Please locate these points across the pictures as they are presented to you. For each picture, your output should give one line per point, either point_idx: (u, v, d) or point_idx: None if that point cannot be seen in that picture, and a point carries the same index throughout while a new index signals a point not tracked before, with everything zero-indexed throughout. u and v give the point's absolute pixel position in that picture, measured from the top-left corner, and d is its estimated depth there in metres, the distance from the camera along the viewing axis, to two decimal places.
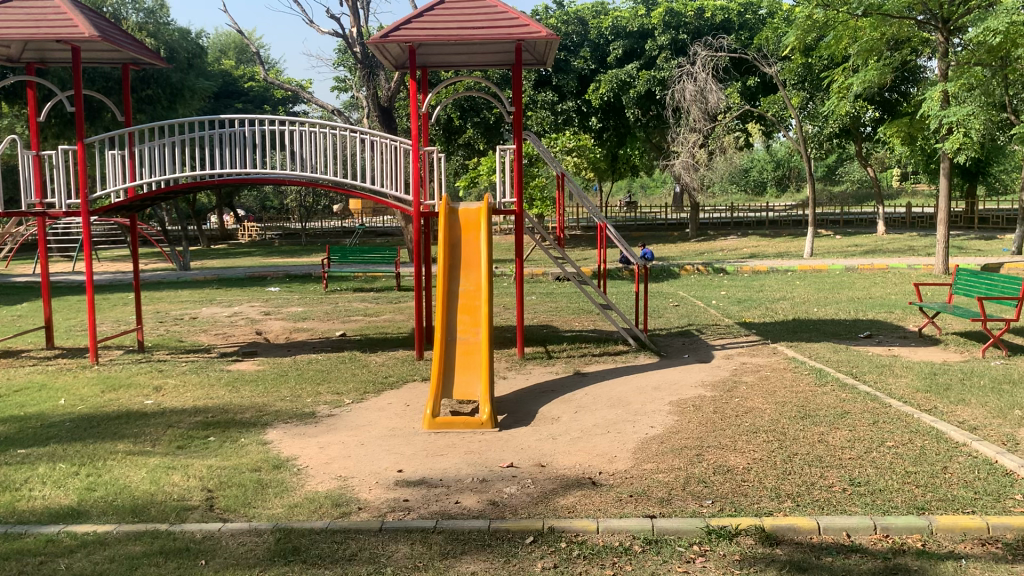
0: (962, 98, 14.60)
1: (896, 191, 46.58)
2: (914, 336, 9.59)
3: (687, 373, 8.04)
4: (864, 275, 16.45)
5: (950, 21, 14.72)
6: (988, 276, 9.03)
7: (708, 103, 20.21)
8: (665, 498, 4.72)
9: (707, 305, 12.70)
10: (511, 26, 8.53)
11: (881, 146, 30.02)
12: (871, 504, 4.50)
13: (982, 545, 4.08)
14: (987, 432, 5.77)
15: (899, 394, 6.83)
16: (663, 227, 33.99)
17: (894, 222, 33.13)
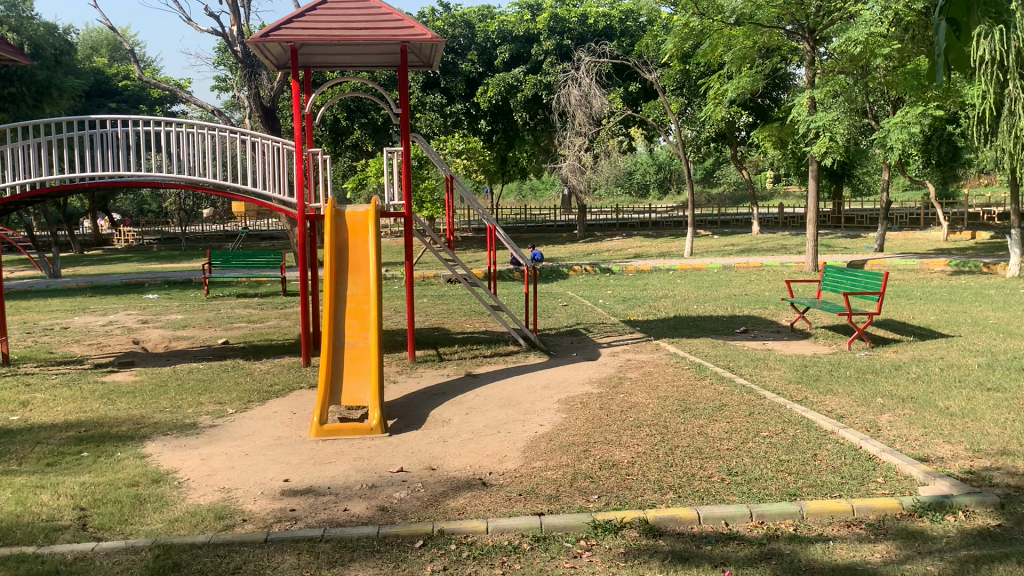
0: (827, 105, 15.41)
1: (770, 193, 48.74)
2: (787, 330, 10.08)
3: (575, 371, 8.19)
4: (740, 273, 17.12)
5: (815, 31, 15.56)
6: (852, 272, 9.55)
7: (592, 108, 20.56)
8: (554, 495, 4.80)
9: (593, 305, 12.96)
10: (396, 28, 8.47)
11: (755, 150, 31.35)
12: (747, 492, 4.70)
13: (848, 526, 4.33)
14: (853, 419, 6.12)
15: (773, 386, 7.17)
16: (551, 229, 34.44)
17: (769, 222, 34.63)
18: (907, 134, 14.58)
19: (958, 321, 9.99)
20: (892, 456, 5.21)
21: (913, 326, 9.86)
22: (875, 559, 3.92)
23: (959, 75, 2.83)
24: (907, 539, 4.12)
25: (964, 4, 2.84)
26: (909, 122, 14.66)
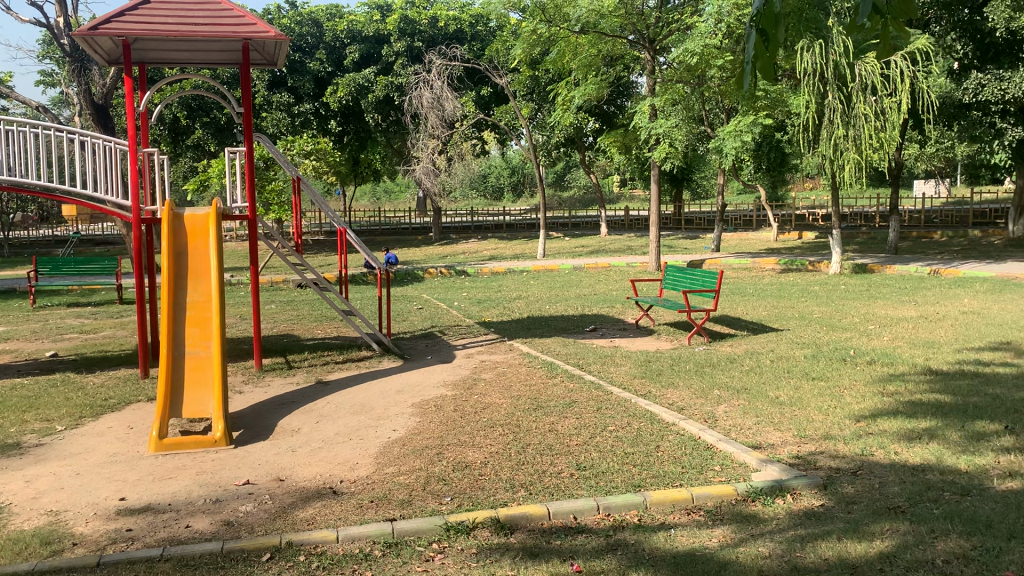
0: (667, 112, 16.11)
1: (618, 196, 50.36)
2: (633, 327, 10.47)
3: (428, 374, 8.18)
4: (590, 273, 17.63)
5: (655, 41, 16.25)
6: (690, 271, 10.02)
7: (445, 111, 20.52)
8: (406, 500, 4.77)
9: (447, 307, 12.97)
10: (237, 25, 8.19)
11: (603, 155, 32.34)
12: (595, 486, 4.84)
13: (688, 514, 4.53)
14: (693, 411, 6.43)
15: (620, 381, 7.42)
16: (406, 232, 34.23)
17: (617, 224, 35.82)
18: (740, 142, 15.47)
19: (787, 316, 10.68)
20: (728, 445, 5.50)
21: (747, 321, 10.46)
22: (713, 543, 4.13)
23: (766, 83, 3.09)
24: (742, 523, 4.36)
25: (773, 15, 3.09)
26: (742, 129, 15.53)
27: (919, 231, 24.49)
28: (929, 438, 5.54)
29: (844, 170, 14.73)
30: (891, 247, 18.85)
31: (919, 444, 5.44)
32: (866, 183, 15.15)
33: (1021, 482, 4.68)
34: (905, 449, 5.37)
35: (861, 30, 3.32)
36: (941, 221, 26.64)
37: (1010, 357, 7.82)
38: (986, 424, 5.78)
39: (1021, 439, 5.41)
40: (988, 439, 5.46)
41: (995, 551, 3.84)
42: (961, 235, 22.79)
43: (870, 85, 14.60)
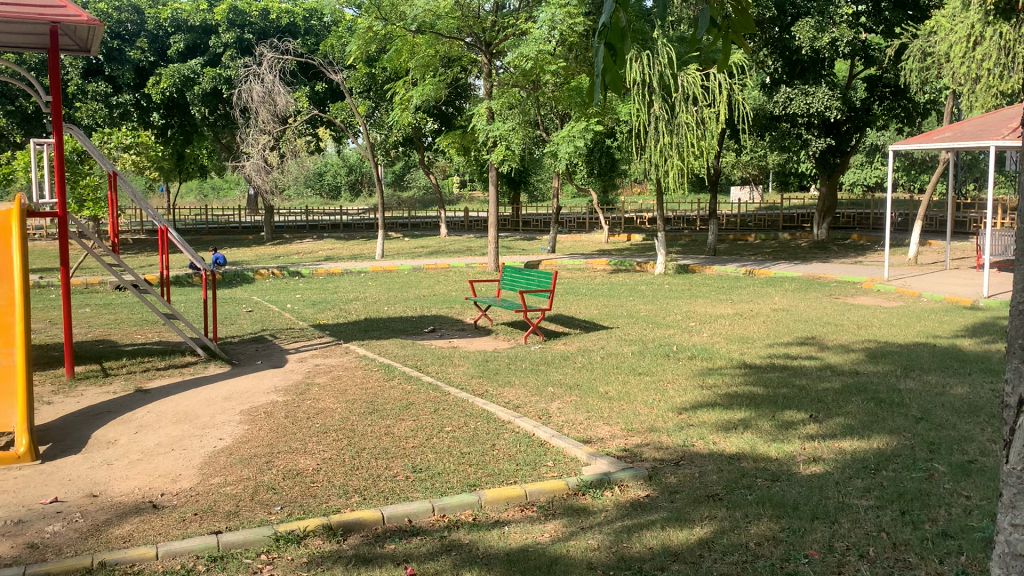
0: (504, 115, 16.33)
1: (457, 196, 50.51)
2: (471, 328, 10.52)
3: (258, 379, 7.88)
4: (428, 274, 17.58)
5: (491, 44, 16.42)
6: (525, 272, 10.21)
7: (276, 106, 19.81)
8: (233, 511, 4.57)
9: (281, 310, 12.58)
10: (45, 7, 7.57)
11: (441, 155, 32.37)
12: (430, 488, 4.83)
13: (522, 510, 4.61)
14: (527, 409, 6.54)
15: (457, 382, 7.44)
16: (237, 231, 32.86)
17: (456, 225, 35.92)
18: (573, 147, 15.89)
19: (617, 314, 11.09)
20: (560, 441, 5.64)
21: (579, 320, 10.77)
22: (544, 539, 4.21)
23: (615, 96, 3.06)
24: (572, 517, 4.48)
25: (619, 30, 3.02)
26: (575, 135, 15.99)
27: (737, 234, 26.11)
28: (744, 428, 5.90)
29: (669, 175, 15.46)
30: (711, 249, 19.97)
31: (735, 434, 5.79)
32: (689, 188, 15.98)
33: (823, 466, 5.07)
34: (722, 438, 5.70)
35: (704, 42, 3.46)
36: (755, 224, 28.50)
37: (815, 351, 8.48)
38: (793, 413, 6.23)
39: (823, 427, 5.87)
40: (795, 427, 5.88)
41: (801, 531, 4.14)
42: (773, 238, 24.47)
43: (691, 95, 15.43)
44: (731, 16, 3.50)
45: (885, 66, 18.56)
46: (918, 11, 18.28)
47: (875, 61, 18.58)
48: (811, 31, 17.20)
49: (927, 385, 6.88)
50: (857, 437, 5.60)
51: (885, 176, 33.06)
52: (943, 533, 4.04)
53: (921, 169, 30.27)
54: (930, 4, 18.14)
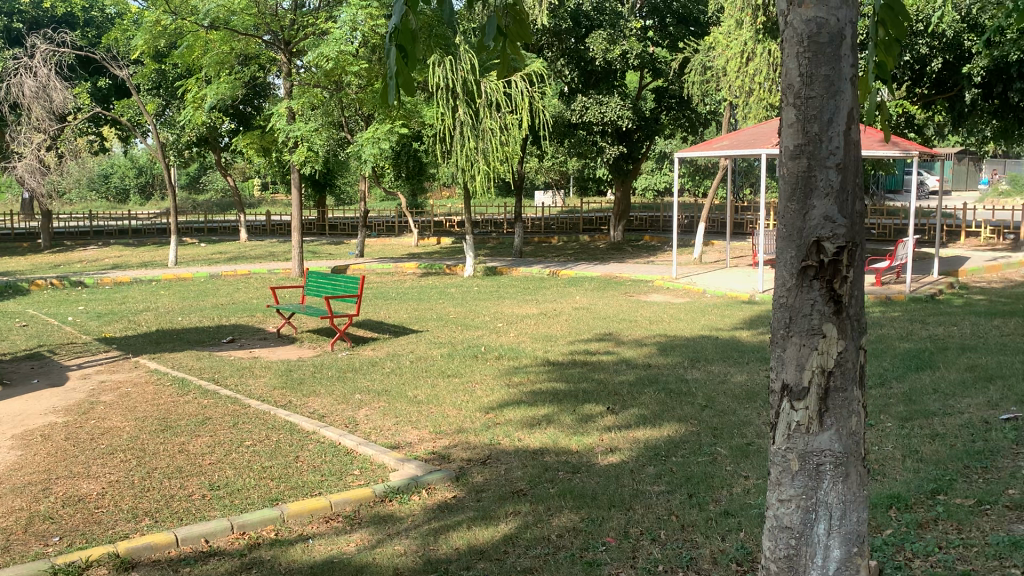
0: (305, 116, 15.93)
1: (259, 199, 48.68)
2: (273, 336, 10.17)
3: (35, 400, 7.20)
4: (227, 281, 16.82)
5: (291, 43, 15.94)
6: (331, 277, 10.00)
7: (52, 102, 18.18)
8: (3, 547, 4.15)
9: (60, 323, 11.58)
10: None
11: (240, 157, 31.10)
12: (228, 505, 4.61)
13: (327, 522, 4.51)
14: (333, 417, 6.41)
15: (258, 393, 7.16)
16: (8, 238, 29.91)
17: (257, 230, 34.57)
18: (378, 149, 15.77)
19: (424, 317, 11.11)
20: (367, 448, 5.56)
21: (387, 325, 10.69)
22: (349, 548, 4.14)
23: (407, 98, 3.09)
24: (379, 524, 4.44)
25: (410, 33, 3.06)
26: (379, 137, 15.88)
27: (541, 237, 26.92)
28: (547, 423, 6.09)
29: (475, 179, 15.72)
30: (516, 252, 20.45)
31: (539, 429, 5.96)
32: (494, 192, 16.31)
33: (619, 455, 5.33)
34: (527, 435, 5.85)
35: (488, 49, 3.54)
36: (558, 228, 29.51)
37: (612, 346, 8.90)
38: (593, 406, 6.51)
39: (619, 418, 6.17)
40: (594, 420, 6.15)
41: (599, 520, 4.32)
42: (574, 240, 25.46)
43: (494, 102, 15.75)
44: (513, 26, 3.59)
45: (670, 79, 19.82)
46: (699, 27, 19.64)
47: (662, 73, 19.82)
48: (604, 43, 18.03)
49: (711, 374, 7.42)
50: (650, 426, 5.93)
51: (673, 181, 35.29)
52: (725, 511, 4.36)
53: (705, 176, 32.59)
54: (709, 21, 19.58)
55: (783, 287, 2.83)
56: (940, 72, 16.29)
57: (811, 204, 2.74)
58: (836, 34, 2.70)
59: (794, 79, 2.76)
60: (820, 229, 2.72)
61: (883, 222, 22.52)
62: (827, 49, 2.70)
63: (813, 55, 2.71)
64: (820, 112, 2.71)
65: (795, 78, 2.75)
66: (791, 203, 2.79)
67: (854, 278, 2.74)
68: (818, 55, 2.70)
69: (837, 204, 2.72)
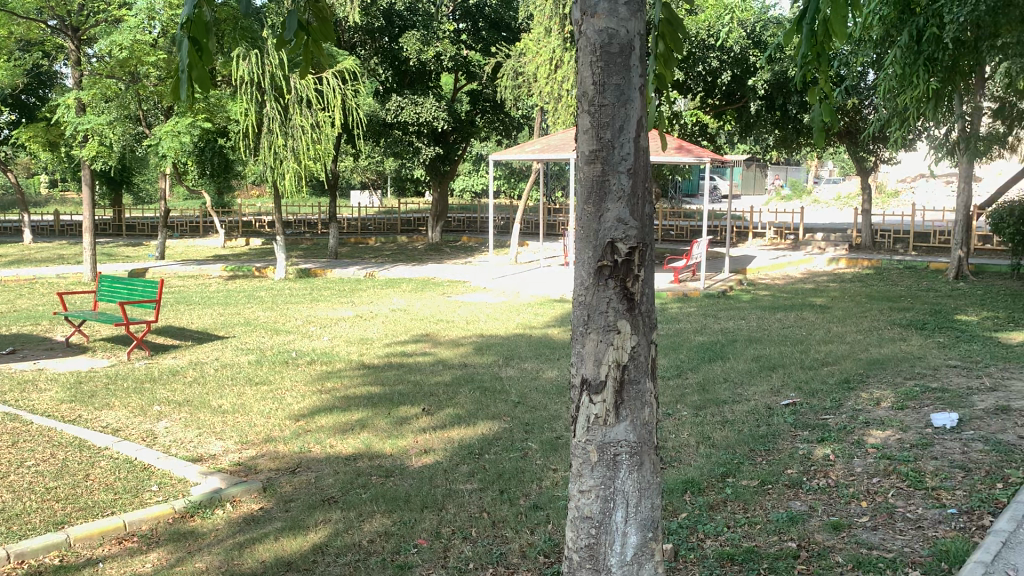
0: (97, 108, 14.82)
1: (46, 198, 44.77)
2: (62, 346, 9.38)
3: None
4: (8, 287, 15.33)
5: (81, 31, 14.30)
6: (126, 281, 9.36)
7: None
8: None
9: None
10: None
11: (21, 151, 28.47)
12: (7, 533, 4.21)
13: (121, 543, 4.22)
14: (129, 431, 6.01)
15: (42, 409, 6.58)
16: None
17: (43, 230, 31.79)
18: (178, 143, 14.93)
19: (231, 323, 10.63)
20: (166, 462, 5.25)
21: (190, 331, 10.13)
22: (146, 570, 3.89)
23: (203, 93, 2.96)
24: (178, 541, 4.20)
25: (204, 25, 2.94)
26: (180, 130, 15.03)
27: (356, 238, 26.48)
28: (360, 428, 6.00)
29: (285, 178, 15.31)
30: (331, 253, 20.02)
31: (352, 435, 5.86)
32: (306, 191, 15.93)
33: (433, 456, 5.35)
34: (340, 441, 5.74)
35: (289, 46, 3.45)
36: (374, 229, 29.17)
37: (428, 347, 8.90)
38: (407, 409, 6.48)
39: (434, 419, 6.18)
40: (409, 422, 6.12)
41: (411, 523, 4.31)
42: (391, 241, 25.28)
43: (305, 98, 15.30)
44: (315, 24, 3.52)
45: (484, 82, 20.15)
46: (510, 32, 20.10)
47: (476, 76, 20.09)
48: (417, 43, 18.01)
49: (524, 371, 7.59)
50: (463, 425, 5.99)
51: (489, 183, 35.83)
52: (534, 505, 4.48)
53: (519, 178, 33.34)
54: (520, 28, 20.09)
55: (581, 287, 2.94)
56: (728, 84, 17.52)
57: (606, 207, 2.86)
58: (626, 45, 2.83)
59: (588, 87, 2.87)
60: (614, 231, 2.85)
61: (681, 224, 23.90)
62: (617, 59, 2.83)
63: (606, 64, 2.83)
64: (613, 119, 2.84)
65: (589, 86, 2.86)
66: (587, 206, 2.90)
67: (645, 276, 2.89)
68: (609, 65, 2.83)
69: (628, 207, 2.86)
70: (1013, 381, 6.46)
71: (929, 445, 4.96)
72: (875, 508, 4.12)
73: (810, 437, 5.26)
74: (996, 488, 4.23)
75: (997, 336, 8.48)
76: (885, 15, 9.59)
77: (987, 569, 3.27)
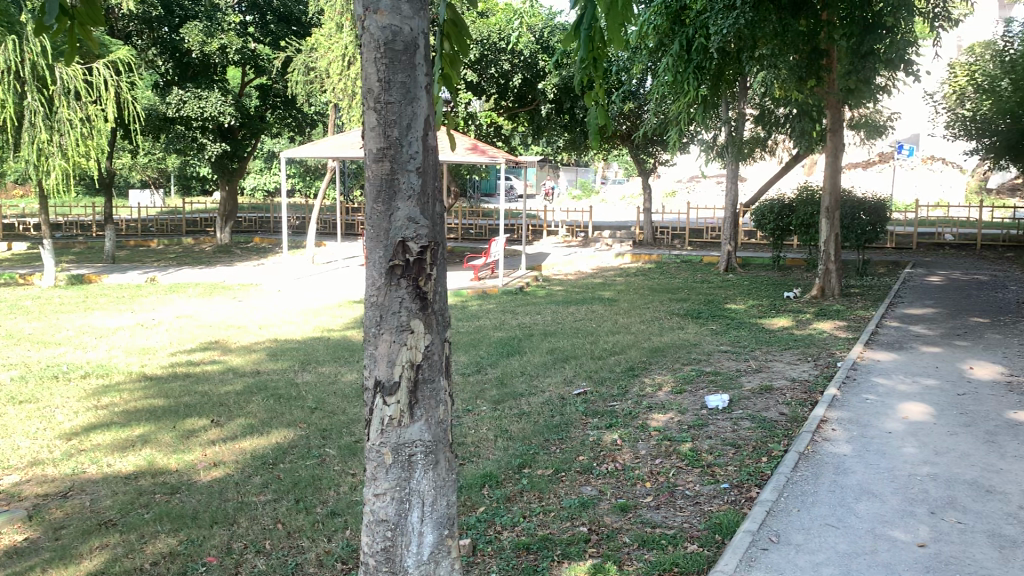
0: None
1: None
2: None
3: None
4: None
5: None
6: None
7: None
8: None
9: None
10: None
11: None
12: None
13: None
14: None
15: None
16: None
17: None
18: None
19: None
20: None
21: None
22: None
23: None
24: None
25: None
26: None
27: (137, 240, 24.76)
28: (142, 444, 5.61)
29: (51, 177, 14.04)
30: (107, 256, 18.56)
31: (132, 452, 5.47)
32: (76, 189, 14.73)
33: (223, 469, 5.09)
34: (118, 459, 5.34)
35: (49, 31, 3.13)
36: (156, 230, 27.39)
37: (217, 354, 8.47)
38: (195, 421, 6.13)
39: (224, 430, 5.89)
40: (196, 435, 5.79)
41: (199, 540, 4.08)
42: (176, 243, 23.84)
43: (72, 90, 14.11)
44: (78, 7, 3.23)
45: (273, 78, 19.46)
46: (300, 27, 19.50)
47: (264, 71, 19.35)
48: (200, 35, 17.09)
49: (321, 375, 7.41)
50: (257, 434, 5.75)
51: (281, 182, 34.71)
52: (332, 512, 4.38)
53: (314, 177, 32.54)
54: (311, 23, 19.53)
55: (371, 287, 2.89)
56: (520, 88, 18.01)
57: (396, 206, 2.83)
58: (410, 43, 2.82)
59: (372, 84, 2.81)
60: (405, 230, 2.83)
61: (479, 223, 24.30)
62: (402, 57, 2.80)
63: (390, 62, 2.79)
64: (400, 118, 2.81)
65: (374, 83, 2.81)
66: (376, 205, 2.85)
67: (436, 275, 2.89)
68: (394, 62, 2.79)
69: (418, 206, 2.85)
70: (775, 362, 7.11)
71: (704, 425, 5.34)
72: (657, 488, 4.38)
73: (600, 424, 5.51)
74: (761, 461, 4.63)
75: (761, 322, 9.31)
76: (658, 25, 10.22)
77: (754, 536, 3.57)
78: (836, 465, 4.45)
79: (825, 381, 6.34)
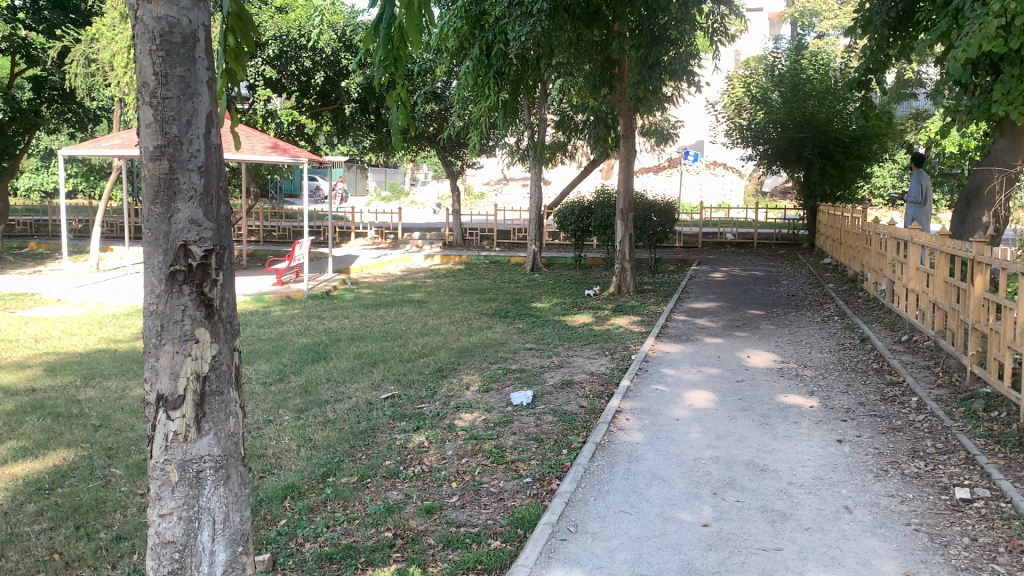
0: None
1: None
2: None
3: None
4: None
5: None
6: None
7: None
8: None
9: None
10: None
11: None
12: None
13: None
14: None
15: None
16: None
17: None
18: None
19: None
20: None
21: None
22: None
23: None
24: None
25: None
26: None
27: None
28: None
29: None
30: None
31: None
32: None
33: None
34: None
35: None
36: None
37: None
38: None
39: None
40: None
41: None
42: None
43: None
44: None
45: (49, 69, 17.88)
46: (79, 16, 18.03)
47: (37, 61, 17.70)
48: None
49: (107, 391, 6.87)
50: (30, 458, 5.25)
51: (61, 183, 31.99)
52: (117, 536, 4.08)
53: (99, 176, 30.23)
54: (91, 11, 18.13)
55: (150, 294, 2.69)
56: (322, 86, 17.61)
57: (176, 208, 2.66)
58: (189, 36, 2.67)
59: (147, 76, 2.63)
60: (187, 233, 2.67)
61: (282, 225, 23.56)
62: (180, 50, 2.65)
63: (168, 54, 2.63)
64: (178, 114, 2.65)
65: (149, 76, 2.63)
66: (153, 207, 2.67)
67: (223, 281, 2.76)
68: (172, 55, 2.63)
69: (201, 207, 2.70)
70: (576, 358, 7.38)
71: (509, 422, 5.44)
72: (463, 487, 4.41)
73: (407, 427, 5.48)
74: (561, 455, 4.78)
75: (564, 319, 9.64)
76: (459, 28, 10.31)
77: (554, 528, 3.67)
78: (629, 454, 4.67)
79: (621, 373, 6.65)
